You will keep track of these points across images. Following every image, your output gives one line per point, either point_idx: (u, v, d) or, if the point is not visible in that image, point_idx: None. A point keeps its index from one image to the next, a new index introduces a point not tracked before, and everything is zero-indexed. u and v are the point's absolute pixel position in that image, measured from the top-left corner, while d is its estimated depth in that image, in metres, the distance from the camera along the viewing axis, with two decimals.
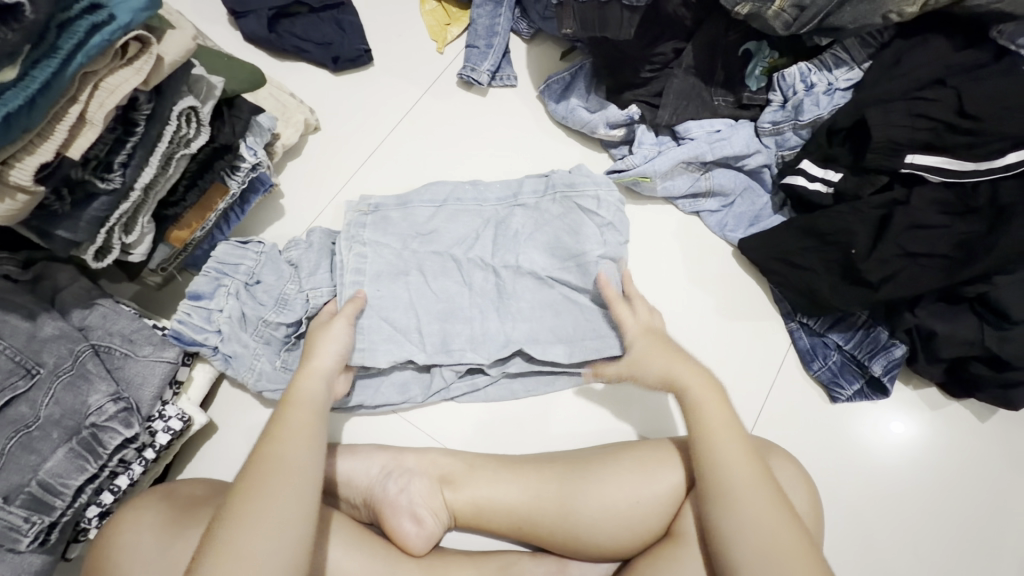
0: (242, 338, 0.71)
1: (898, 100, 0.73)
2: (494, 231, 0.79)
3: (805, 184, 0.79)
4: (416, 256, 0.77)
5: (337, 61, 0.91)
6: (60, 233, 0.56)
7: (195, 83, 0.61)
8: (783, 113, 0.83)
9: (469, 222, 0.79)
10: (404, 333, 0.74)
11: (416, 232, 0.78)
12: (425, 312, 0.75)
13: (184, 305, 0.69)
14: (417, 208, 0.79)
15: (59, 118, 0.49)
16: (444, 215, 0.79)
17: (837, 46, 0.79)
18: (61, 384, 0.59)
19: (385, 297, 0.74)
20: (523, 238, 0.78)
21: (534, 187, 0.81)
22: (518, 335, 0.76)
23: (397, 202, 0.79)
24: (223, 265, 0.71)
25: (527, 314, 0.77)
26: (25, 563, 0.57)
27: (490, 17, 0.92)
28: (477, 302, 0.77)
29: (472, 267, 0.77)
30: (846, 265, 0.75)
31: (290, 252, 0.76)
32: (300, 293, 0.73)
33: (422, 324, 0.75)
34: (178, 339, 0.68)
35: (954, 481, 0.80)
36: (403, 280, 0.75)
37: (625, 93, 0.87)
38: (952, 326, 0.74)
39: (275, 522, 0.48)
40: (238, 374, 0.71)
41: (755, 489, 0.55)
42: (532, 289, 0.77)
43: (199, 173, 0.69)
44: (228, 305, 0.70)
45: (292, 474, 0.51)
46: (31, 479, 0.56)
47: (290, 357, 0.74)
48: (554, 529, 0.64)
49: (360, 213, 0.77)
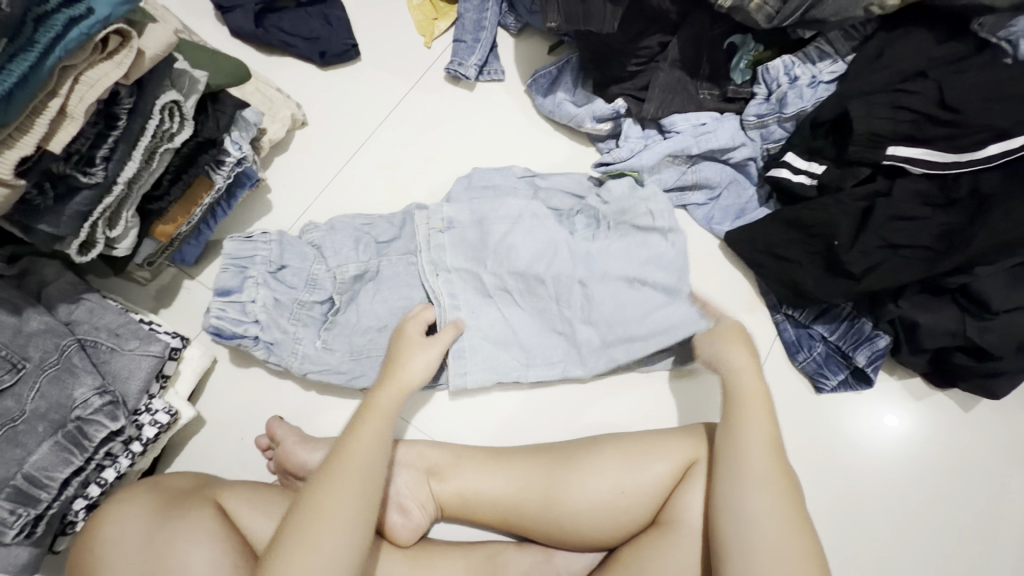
0: (280, 324, 0.72)
1: (880, 93, 0.74)
2: (573, 252, 0.77)
3: (788, 177, 0.80)
4: (497, 276, 0.76)
5: (324, 56, 0.91)
6: (43, 227, 0.56)
7: (177, 78, 0.62)
8: (767, 106, 0.83)
9: (545, 237, 0.77)
10: (503, 347, 0.75)
11: (489, 250, 0.76)
12: (522, 328, 0.76)
13: (217, 303, 0.70)
14: (493, 225, 0.77)
15: (39, 113, 0.49)
16: (520, 231, 0.77)
17: (820, 39, 0.79)
18: (47, 378, 0.59)
19: (484, 322, 0.75)
20: (594, 256, 0.77)
21: (584, 223, 0.80)
22: (612, 338, 0.76)
23: (471, 218, 0.77)
24: (239, 259, 0.71)
25: (619, 312, 0.76)
26: (12, 555, 0.58)
27: (477, 12, 0.93)
28: (567, 304, 0.76)
29: (560, 284, 0.76)
30: (829, 256, 0.75)
31: (309, 235, 0.77)
32: (327, 273, 0.75)
33: (519, 337, 0.76)
34: (220, 335, 0.70)
35: (940, 471, 0.81)
36: (491, 303, 0.76)
37: (612, 87, 0.87)
38: (934, 317, 0.75)
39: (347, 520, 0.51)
40: (281, 361, 0.72)
41: (772, 490, 0.54)
42: (620, 294, 0.76)
43: (184, 168, 0.69)
44: (259, 295, 0.71)
45: (365, 478, 0.54)
46: (17, 472, 0.57)
47: (331, 336, 0.74)
48: (538, 520, 0.65)
49: (434, 231, 0.77)
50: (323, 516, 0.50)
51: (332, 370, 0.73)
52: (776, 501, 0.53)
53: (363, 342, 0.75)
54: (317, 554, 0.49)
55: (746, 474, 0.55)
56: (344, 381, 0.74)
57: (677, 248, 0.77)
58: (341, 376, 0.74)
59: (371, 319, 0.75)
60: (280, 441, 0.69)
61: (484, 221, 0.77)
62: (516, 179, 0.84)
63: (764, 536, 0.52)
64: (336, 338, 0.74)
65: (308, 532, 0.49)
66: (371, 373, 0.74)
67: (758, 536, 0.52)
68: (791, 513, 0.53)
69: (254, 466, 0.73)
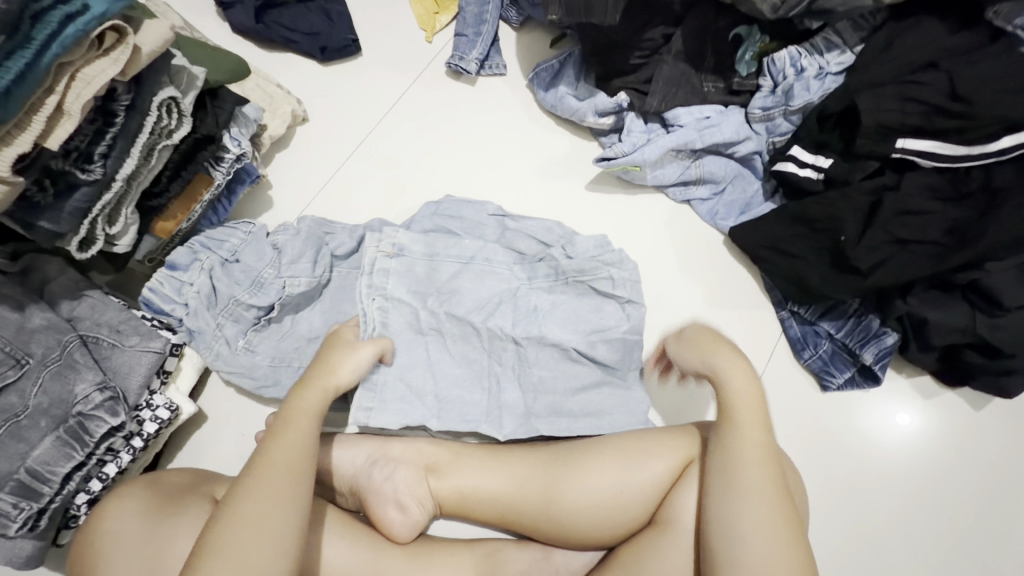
0: (206, 315, 0.70)
1: (889, 84, 0.72)
2: (519, 303, 0.75)
3: (795, 171, 0.78)
4: (434, 316, 0.74)
5: (325, 51, 0.90)
6: (43, 224, 0.56)
7: (176, 74, 0.62)
8: (773, 98, 0.82)
9: (494, 286, 0.75)
10: (417, 395, 0.71)
11: (433, 289, 0.75)
12: (441, 377, 0.72)
13: (160, 274, 0.70)
14: (442, 263, 0.75)
15: (36, 110, 0.49)
16: (469, 275, 0.75)
17: (828, 29, 0.78)
18: (49, 373, 0.60)
19: (407, 359, 0.71)
20: (543, 313, 0.75)
21: (546, 271, 0.77)
22: (537, 408, 0.72)
23: (424, 252, 0.75)
24: (209, 240, 0.73)
25: (548, 384, 0.73)
26: (17, 547, 0.59)
27: (478, 5, 0.92)
28: (496, 356, 0.74)
29: (494, 337, 0.74)
30: (835, 251, 0.74)
31: (276, 237, 0.75)
32: (276, 278, 0.73)
33: (438, 387, 0.72)
34: (148, 308, 0.70)
35: (947, 469, 0.79)
36: (421, 342, 0.73)
37: (615, 79, 0.86)
38: (944, 314, 0.73)
39: (273, 522, 0.50)
40: (198, 351, 0.71)
41: (763, 503, 0.53)
42: (556, 363, 0.74)
43: (183, 164, 0.69)
44: (199, 279, 0.71)
45: (290, 478, 0.53)
46: (20, 466, 0.57)
47: (256, 338, 0.73)
48: (537, 518, 0.64)
49: (383, 255, 0.74)
50: (244, 524, 0.49)
51: (244, 373, 0.72)
52: (774, 519, 0.52)
53: (288, 349, 0.74)
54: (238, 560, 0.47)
55: (740, 489, 0.54)
56: (254, 387, 0.72)
57: (631, 321, 0.75)
58: (251, 381, 0.72)
59: (305, 328, 0.75)
60: None
61: (435, 257, 0.75)
62: (487, 216, 0.81)
63: (758, 549, 0.51)
64: (260, 341, 0.73)
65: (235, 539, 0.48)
66: (286, 383, 0.73)
67: (751, 555, 0.51)
68: (789, 531, 0.52)
69: None
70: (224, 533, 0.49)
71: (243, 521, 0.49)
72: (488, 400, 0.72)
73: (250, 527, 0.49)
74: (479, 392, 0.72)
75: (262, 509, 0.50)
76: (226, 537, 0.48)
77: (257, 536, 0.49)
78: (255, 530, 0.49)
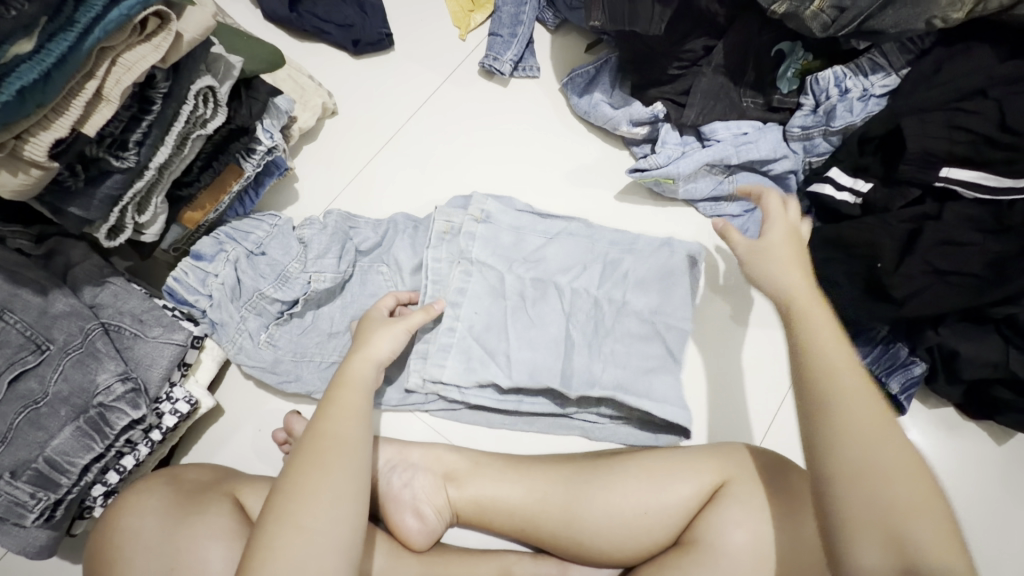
0: (230, 307, 0.69)
1: (935, 111, 0.71)
2: (608, 270, 0.77)
3: (832, 194, 0.77)
4: (519, 281, 0.75)
5: (357, 44, 0.89)
6: (72, 211, 0.55)
7: (213, 62, 0.60)
8: (813, 118, 0.81)
9: (579, 255, 0.77)
10: (490, 354, 0.71)
11: (520, 255, 0.77)
12: (519, 338, 0.72)
13: (185, 264, 0.69)
14: (528, 236, 0.78)
15: (75, 94, 0.48)
16: (556, 247, 0.77)
17: (874, 50, 0.76)
18: (70, 361, 0.59)
19: (484, 318, 0.73)
20: (632, 284, 0.76)
21: (650, 240, 0.78)
22: (605, 379, 0.71)
23: (510, 222, 0.77)
24: (234, 232, 0.72)
25: (620, 358, 0.73)
26: (31, 537, 0.59)
27: (515, 6, 0.91)
28: (571, 328, 0.73)
29: (578, 299, 0.75)
30: (870, 278, 0.72)
31: (302, 230, 0.75)
32: (302, 273, 0.72)
33: (513, 347, 0.72)
34: (171, 298, 0.69)
35: (970, 504, 0.77)
36: (502, 305, 0.74)
37: (651, 90, 0.85)
38: (977, 347, 0.72)
39: (335, 499, 0.49)
40: (219, 343, 0.69)
41: (859, 401, 0.48)
42: (632, 330, 0.74)
43: (215, 155, 0.68)
44: (224, 271, 0.69)
45: (344, 450, 0.52)
46: (39, 456, 0.57)
47: (277, 332, 0.72)
48: (558, 533, 0.63)
49: (471, 220, 0.76)
50: (308, 496, 0.49)
51: (266, 368, 0.71)
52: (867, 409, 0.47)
53: (309, 344, 0.73)
54: (307, 539, 0.47)
55: (829, 398, 0.48)
56: (276, 383, 0.71)
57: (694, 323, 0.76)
58: (274, 377, 0.71)
59: (326, 323, 0.74)
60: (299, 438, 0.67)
61: (521, 229, 0.78)
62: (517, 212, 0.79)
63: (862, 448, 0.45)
64: (282, 336, 0.72)
65: (290, 512, 0.48)
66: (307, 379, 0.72)
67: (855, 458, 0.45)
68: (882, 418, 0.47)
69: (270, 459, 0.72)
70: (280, 508, 0.48)
71: (303, 492, 0.49)
72: (559, 364, 0.72)
73: (307, 499, 0.48)
74: (553, 356, 0.72)
75: (317, 484, 0.49)
76: (292, 508, 0.48)
77: (315, 505, 0.48)
78: (317, 503, 0.48)
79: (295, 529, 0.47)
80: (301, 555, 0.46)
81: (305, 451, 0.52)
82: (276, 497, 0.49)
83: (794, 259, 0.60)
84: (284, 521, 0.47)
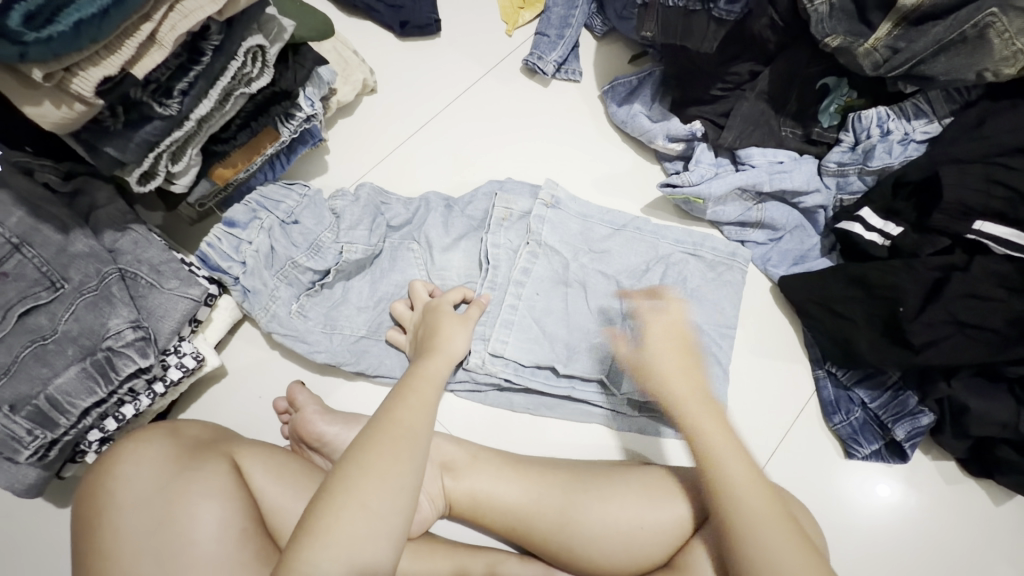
0: (264, 275, 0.69)
1: (974, 162, 0.71)
2: (668, 271, 0.78)
3: (861, 233, 0.76)
4: (583, 270, 0.77)
5: (404, 26, 0.89)
6: (108, 150, 0.54)
7: (266, 22, 0.59)
8: (850, 155, 0.80)
9: (642, 253, 0.79)
10: (548, 338, 0.73)
11: (586, 246, 0.78)
12: (575, 327, 0.74)
13: (218, 230, 0.68)
14: (596, 226, 0.79)
15: (128, 35, 0.47)
16: (620, 240, 0.79)
17: (919, 96, 0.76)
18: (83, 302, 0.58)
19: (545, 303, 0.74)
20: (691, 287, 0.78)
21: (715, 244, 0.80)
22: None
23: (579, 212, 0.79)
24: (266, 200, 0.72)
25: None
26: (21, 474, 0.58)
27: (565, 8, 0.90)
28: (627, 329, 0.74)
29: None
30: (890, 320, 0.72)
31: (334, 202, 0.75)
32: (334, 243, 0.72)
33: (570, 337, 0.74)
34: (204, 262, 0.67)
35: (957, 560, 0.77)
36: (562, 291, 0.75)
37: (690, 108, 0.85)
38: (988, 405, 0.71)
39: (398, 484, 0.49)
40: (251, 310, 0.69)
41: (755, 496, 0.53)
42: None
43: (255, 115, 0.67)
44: (258, 239, 0.69)
45: (417, 441, 0.53)
46: (40, 393, 0.56)
47: (308, 303, 0.72)
48: (549, 537, 0.62)
49: (542, 204, 0.77)
50: (375, 474, 0.49)
51: (298, 337, 0.70)
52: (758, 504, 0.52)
53: (340, 317, 0.73)
54: (367, 513, 0.47)
55: (742, 509, 0.52)
56: (305, 352, 0.70)
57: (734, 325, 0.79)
58: (303, 346, 0.70)
59: (356, 298, 0.75)
60: (299, 407, 0.67)
61: (588, 218, 0.79)
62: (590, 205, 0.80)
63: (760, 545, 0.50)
64: (313, 307, 0.72)
65: (361, 488, 0.48)
66: (338, 351, 0.71)
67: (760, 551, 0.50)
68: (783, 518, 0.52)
69: (269, 426, 0.72)
70: (351, 480, 0.48)
71: (371, 469, 0.49)
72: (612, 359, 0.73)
73: (374, 481, 0.49)
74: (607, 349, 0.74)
75: (388, 458, 0.50)
76: (358, 485, 0.48)
77: (381, 488, 0.49)
78: (382, 483, 0.49)
79: (358, 503, 0.47)
80: (358, 530, 0.47)
81: (376, 430, 0.52)
82: (348, 466, 0.49)
83: (681, 369, 0.61)
84: (351, 496, 0.48)
